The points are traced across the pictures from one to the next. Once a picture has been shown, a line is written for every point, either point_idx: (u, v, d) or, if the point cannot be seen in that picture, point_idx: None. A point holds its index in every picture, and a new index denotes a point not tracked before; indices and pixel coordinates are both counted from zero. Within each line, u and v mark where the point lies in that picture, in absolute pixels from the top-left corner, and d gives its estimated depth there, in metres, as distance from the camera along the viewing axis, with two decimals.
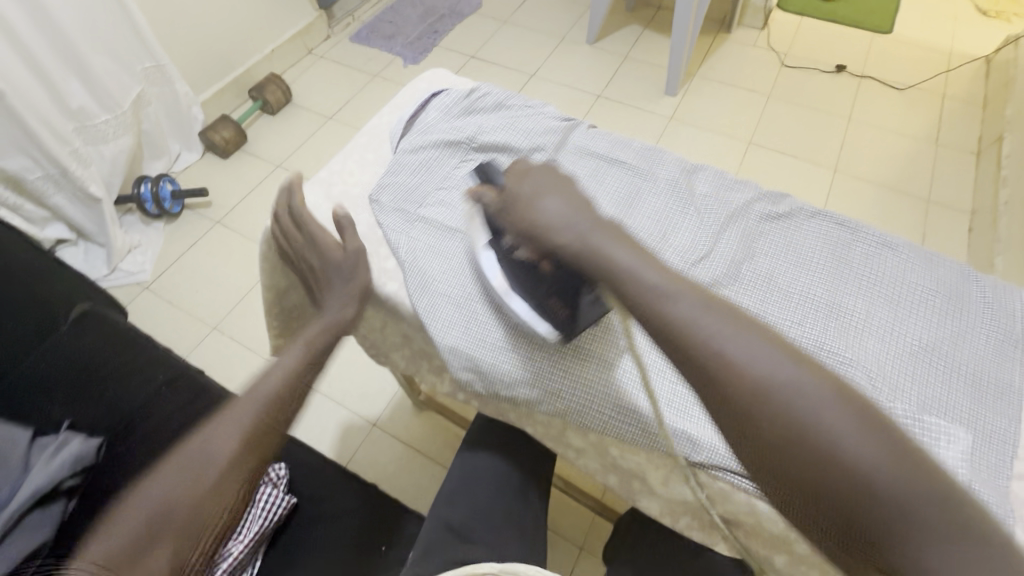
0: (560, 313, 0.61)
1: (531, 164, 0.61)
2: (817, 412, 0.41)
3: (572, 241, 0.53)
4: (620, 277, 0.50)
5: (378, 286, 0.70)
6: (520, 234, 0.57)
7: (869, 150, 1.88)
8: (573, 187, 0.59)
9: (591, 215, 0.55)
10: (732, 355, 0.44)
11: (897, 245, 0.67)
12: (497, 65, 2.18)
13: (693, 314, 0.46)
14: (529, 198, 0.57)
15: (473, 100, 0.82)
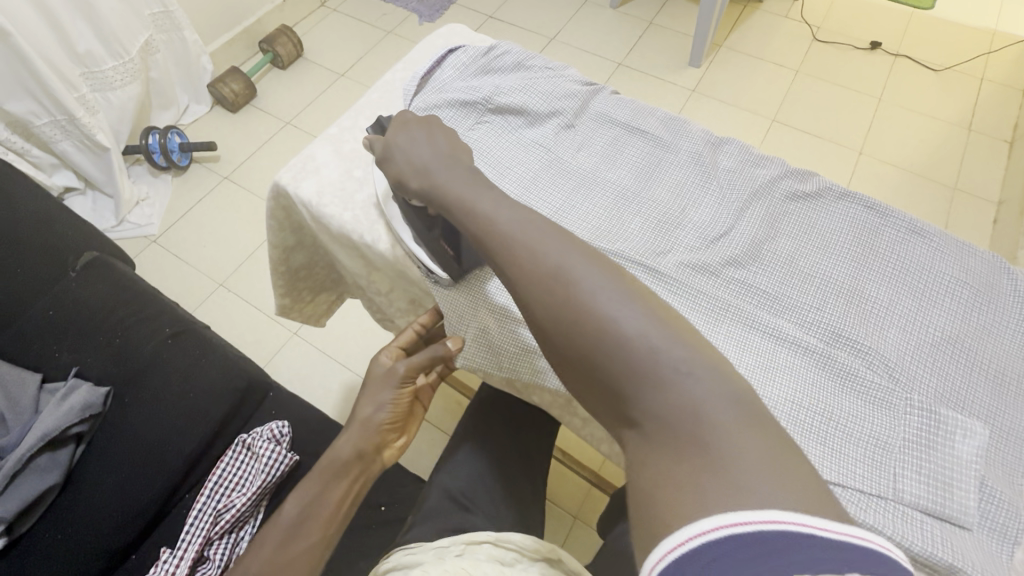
0: (448, 254, 0.62)
1: (412, 116, 0.64)
2: (602, 301, 0.44)
3: (430, 183, 0.58)
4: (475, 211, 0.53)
5: (385, 248, 0.68)
6: (396, 170, 0.61)
7: (898, 133, 1.81)
8: (445, 134, 0.62)
9: (451, 159, 0.59)
10: (548, 260, 0.47)
11: (928, 231, 0.64)
12: (516, 27, 2.10)
13: (518, 228, 0.50)
14: (400, 148, 0.62)
15: (491, 58, 0.78)
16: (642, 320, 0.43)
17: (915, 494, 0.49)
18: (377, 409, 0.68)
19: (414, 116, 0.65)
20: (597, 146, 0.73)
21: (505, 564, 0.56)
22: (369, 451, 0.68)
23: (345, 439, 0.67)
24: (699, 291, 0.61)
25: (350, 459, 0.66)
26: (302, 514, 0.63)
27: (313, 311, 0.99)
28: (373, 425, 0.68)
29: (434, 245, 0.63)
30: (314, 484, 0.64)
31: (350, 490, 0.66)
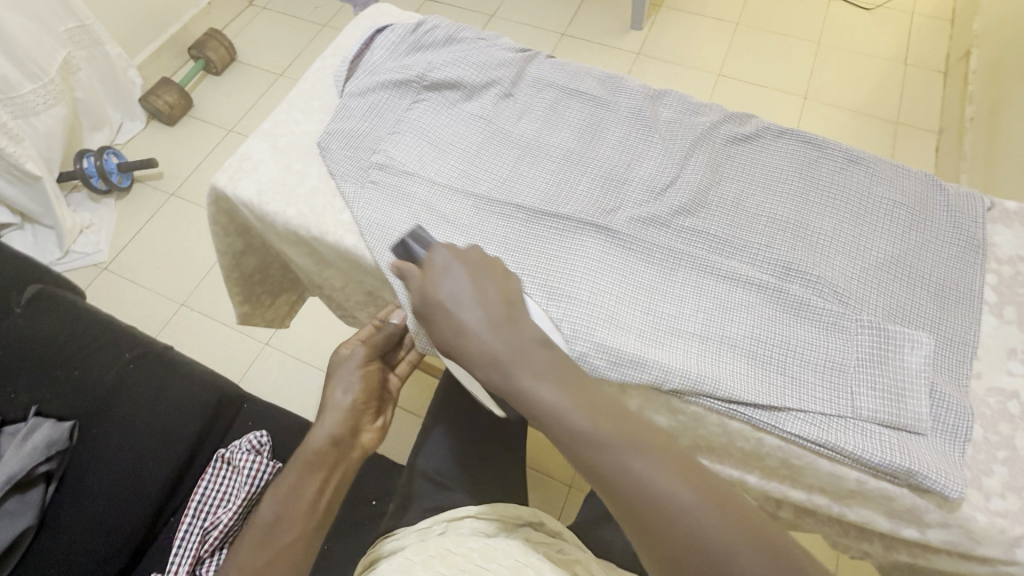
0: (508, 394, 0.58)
1: (449, 256, 0.56)
2: (676, 505, 0.45)
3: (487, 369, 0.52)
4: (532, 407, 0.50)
5: (334, 239, 0.66)
6: (444, 337, 0.54)
7: (840, 75, 1.85)
8: (499, 288, 0.55)
9: (510, 337, 0.52)
10: (611, 460, 0.47)
11: (864, 158, 0.66)
12: (454, 7, 2.06)
13: (573, 417, 0.49)
14: (447, 306, 0.54)
15: (421, 34, 0.76)
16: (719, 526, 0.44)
17: (872, 409, 0.51)
18: (344, 392, 0.68)
19: (455, 254, 0.56)
20: (537, 112, 0.72)
21: (488, 536, 0.58)
22: (343, 438, 0.66)
23: (318, 430, 0.65)
24: (652, 243, 0.62)
25: (324, 449, 0.65)
26: (281, 513, 0.62)
27: (275, 317, 0.97)
28: (342, 408, 0.67)
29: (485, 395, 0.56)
30: (290, 476, 0.63)
31: (329, 482, 0.65)
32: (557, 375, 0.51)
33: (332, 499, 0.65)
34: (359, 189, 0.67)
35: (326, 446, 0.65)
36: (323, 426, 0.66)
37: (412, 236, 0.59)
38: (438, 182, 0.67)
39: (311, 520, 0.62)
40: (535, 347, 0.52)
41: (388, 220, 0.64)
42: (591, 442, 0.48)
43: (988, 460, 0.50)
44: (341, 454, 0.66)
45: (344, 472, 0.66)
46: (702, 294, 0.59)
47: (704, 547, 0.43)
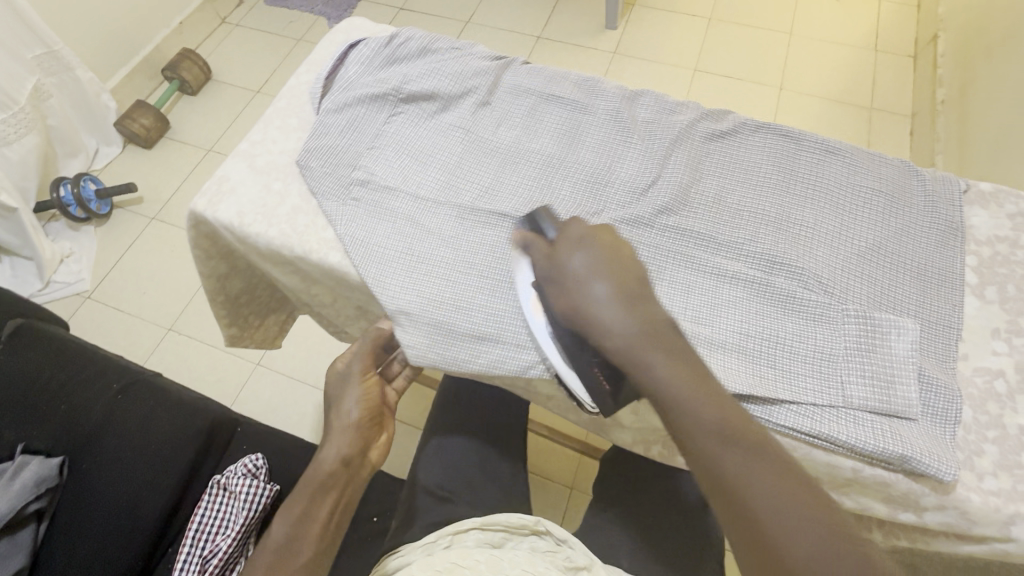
0: (603, 385, 0.54)
1: (583, 231, 0.56)
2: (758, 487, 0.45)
3: (617, 339, 0.52)
4: (651, 380, 0.50)
5: (318, 258, 0.65)
6: (566, 310, 0.54)
7: (813, 64, 1.87)
8: (626, 266, 0.55)
9: (641, 314, 0.53)
10: (702, 429, 0.48)
11: (840, 148, 0.67)
12: (428, 15, 2.06)
13: (670, 387, 0.50)
14: (579, 278, 0.54)
15: (395, 47, 0.76)
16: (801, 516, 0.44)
17: (863, 397, 0.52)
18: (351, 410, 0.67)
19: (591, 230, 0.57)
20: (516, 119, 0.72)
21: (494, 546, 0.58)
22: (353, 457, 0.67)
23: (328, 449, 0.66)
24: (638, 243, 0.62)
25: (334, 468, 0.65)
26: (293, 533, 0.62)
27: (264, 337, 0.96)
28: (349, 426, 0.67)
29: (585, 370, 0.54)
30: (302, 497, 0.64)
31: (340, 500, 0.65)
32: (682, 359, 0.51)
33: (341, 519, 0.65)
34: (341, 205, 0.67)
35: (338, 465, 0.65)
36: (334, 443, 0.66)
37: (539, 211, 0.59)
38: (421, 196, 0.67)
39: (323, 541, 0.63)
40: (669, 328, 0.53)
41: (372, 236, 0.64)
42: (686, 414, 0.49)
43: (978, 440, 0.51)
44: (352, 472, 0.66)
45: (353, 491, 0.67)
46: (690, 292, 0.59)
47: (783, 526, 0.44)
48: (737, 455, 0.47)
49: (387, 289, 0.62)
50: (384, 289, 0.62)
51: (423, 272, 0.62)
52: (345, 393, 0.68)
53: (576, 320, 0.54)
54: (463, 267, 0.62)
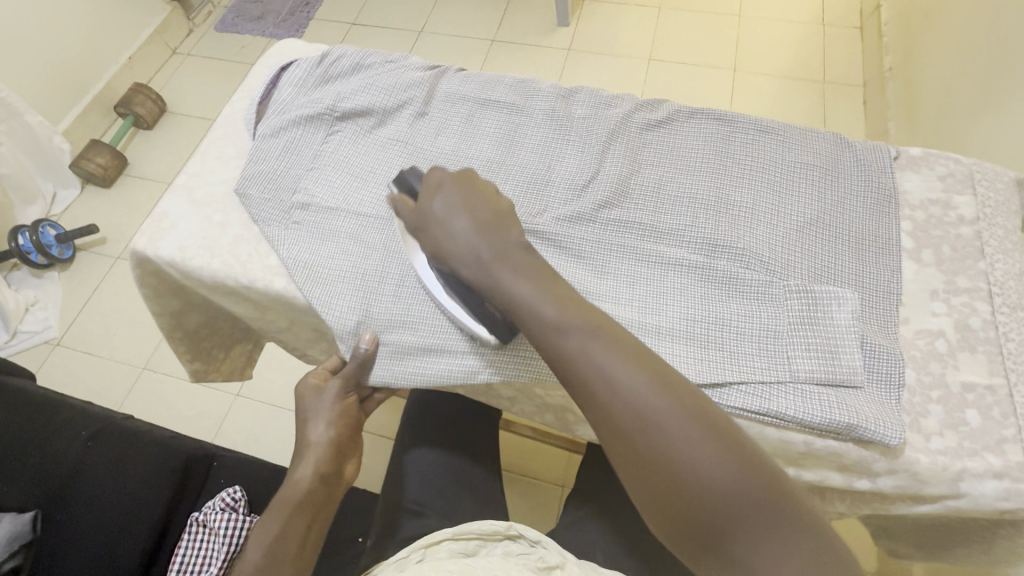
0: (497, 317, 0.57)
1: (442, 174, 0.59)
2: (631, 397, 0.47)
3: (473, 266, 0.55)
4: (510, 298, 0.52)
5: (264, 284, 0.64)
6: (434, 252, 0.57)
7: (764, 43, 1.90)
8: (484, 198, 0.58)
9: (496, 238, 0.55)
10: (573, 354, 0.49)
11: (773, 127, 0.67)
12: (380, 28, 2.04)
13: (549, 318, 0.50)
14: (440, 218, 0.57)
15: (327, 66, 0.76)
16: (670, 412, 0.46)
17: (809, 371, 0.53)
18: (325, 427, 0.64)
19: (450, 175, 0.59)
20: (454, 127, 0.72)
21: (467, 555, 0.56)
22: (329, 475, 0.65)
23: (303, 469, 0.64)
24: (581, 239, 0.62)
25: (310, 488, 0.63)
26: (271, 555, 0.59)
27: (231, 368, 0.94)
28: (323, 444, 0.64)
29: (474, 305, 0.57)
30: (277, 520, 0.61)
31: (316, 520, 0.63)
32: (561, 294, 0.52)
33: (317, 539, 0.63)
34: (283, 230, 0.66)
35: (314, 484, 0.64)
36: (308, 459, 0.64)
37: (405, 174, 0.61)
38: (363, 213, 0.66)
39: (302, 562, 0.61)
40: (521, 250, 0.55)
41: (315, 258, 0.64)
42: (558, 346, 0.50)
43: (923, 401, 0.52)
44: (328, 490, 0.65)
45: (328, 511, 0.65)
46: (635, 283, 0.59)
47: (650, 425, 0.46)
48: (643, 395, 0.47)
49: (332, 310, 0.62)
50: (329, 311, 0.62)
51: (370, 289, 0.62)
52: (318, 410, 0.64)
53: (444, 261, 0.57)
54: (410, 281, 0.62)
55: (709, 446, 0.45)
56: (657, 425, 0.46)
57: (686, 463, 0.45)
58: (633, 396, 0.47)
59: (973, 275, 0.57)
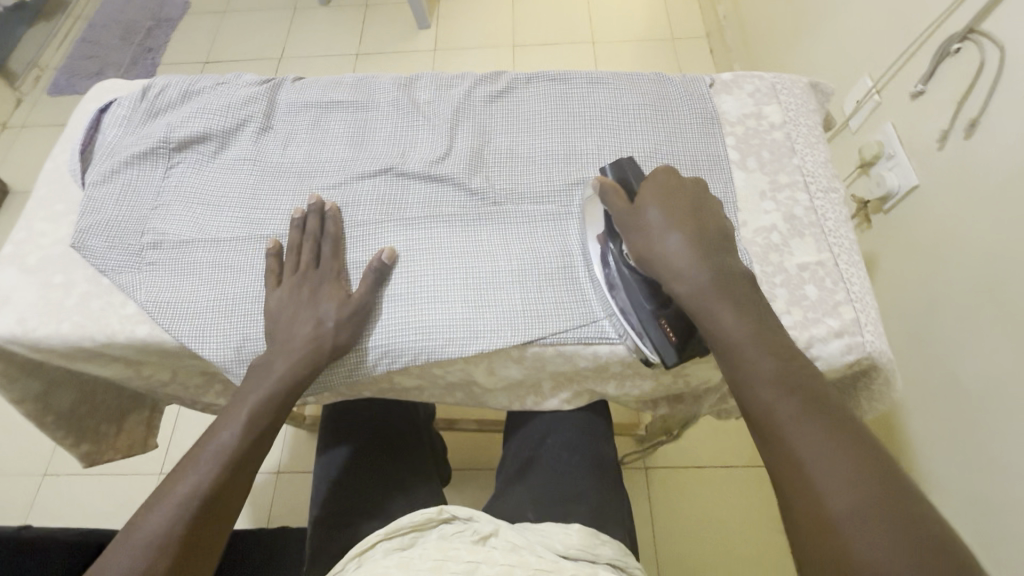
0: (670, 338, 0.53)
1: (669, 185, 0.55)
2: (802, 433, 0.42)
3: (690, 282, 0.49)
4: (711, 308, 0.48)
5: (123, 338, 0.59)
6: (640, 251, 0.53)
7: (614, 13, 2.01)
8: (708, 221, 0.53)
9: (716, 261, 0.50)
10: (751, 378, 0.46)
11: (603, 78, 0.72)
12: (237, 61, 1.95)
13: (732, 335, 0.47)
14: (653, 227, 0.52)
15: (152, 99, 0.72)
16: (834, 459, 0.40)
17: None
18: (303, 331, 0.56)
19: (674, 185, 0.55)
20: (301, 135, 0.71)
21: (404, 548, 0.55)
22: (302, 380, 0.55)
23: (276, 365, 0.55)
24: (446, 215, 0.63)
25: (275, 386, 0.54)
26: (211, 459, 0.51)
27: (129, 442, 0.86)
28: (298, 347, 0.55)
29: (653, 323, 0.53)
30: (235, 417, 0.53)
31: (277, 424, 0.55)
32: (752, 319, 0.48)
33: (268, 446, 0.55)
34: (137, 274, 0.62)
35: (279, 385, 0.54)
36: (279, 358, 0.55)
37: (622, 179, 0.58)
38: (221, 239, 0.63)
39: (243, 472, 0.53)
40: (745, 281, 0.50)
41: (179, 295, 0.60)
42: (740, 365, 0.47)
43: (771, 288, 0.57)
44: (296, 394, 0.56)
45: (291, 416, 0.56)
46: (507, 245, 0.61)
47: (807, 458, 0.41)
48: (819, 435, 0.41)
49: (206, 344, 0.58)
50: (204, 346, 0.58)
51: (243, 313, 0.59)
52: (295, 318, 0.57)
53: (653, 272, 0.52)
54: None
55: (894, 531, 0.36)
56: (820, 475, 0.40)
57: (843, 523, 0.37)
58: (804, 443, 0.41)
59: (791, 171, 0.64)
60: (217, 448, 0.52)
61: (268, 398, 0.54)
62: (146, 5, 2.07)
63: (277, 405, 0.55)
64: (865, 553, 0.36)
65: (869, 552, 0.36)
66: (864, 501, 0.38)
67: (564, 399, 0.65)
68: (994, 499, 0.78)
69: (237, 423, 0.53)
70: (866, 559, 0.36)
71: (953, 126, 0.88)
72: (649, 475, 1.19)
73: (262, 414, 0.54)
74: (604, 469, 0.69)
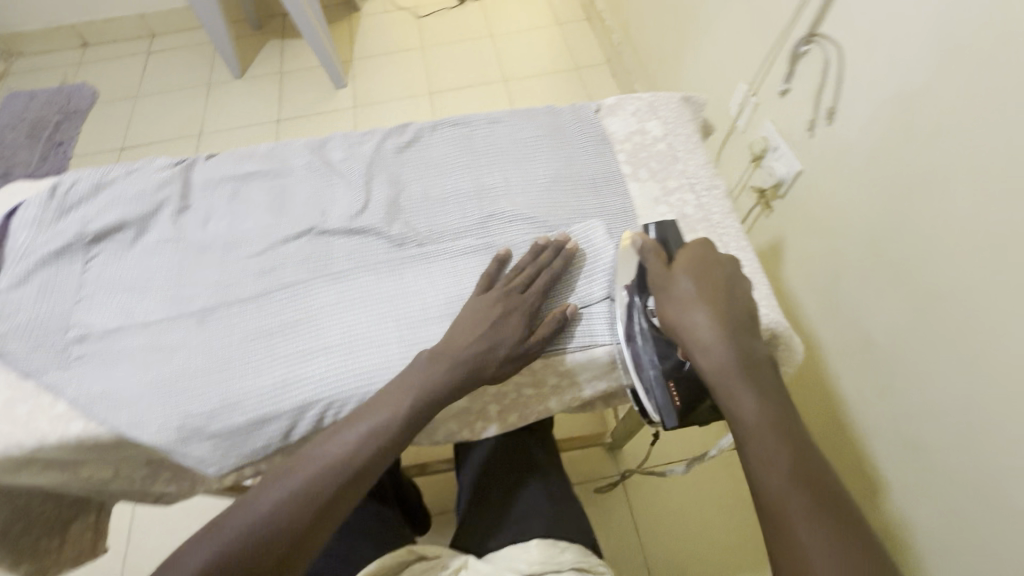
0: (674, 404, 0.56)
1: (704, 262, 0.57)
2: (810, 528, 0.43)
3: (715, 360, 0.51)
4: (730, 385, 0.50)
5: (56, 438, 0.58)
6: (667, 319, 0.55)
7: (520, 52, 2.15)
8: (738, 305, 0.55)
9: (744, 344, 0.52)
10: (767, 460, 0.47)
11: (502, 117, 0.79)
12: (155, 142, 1.93)
13: (757, 413, 0.49)
14: (683, 298, 0.55)
15: (61, 195, 0.72)
16: (835, 556, 0.42)
17: (589, 291, 0.63)
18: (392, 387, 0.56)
19: (708, 264, 0.57)
20: (221, 209, 0.73)
21: None
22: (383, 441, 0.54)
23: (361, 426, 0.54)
24: (373, 262, 0.66)
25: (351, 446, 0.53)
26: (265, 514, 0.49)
27: (76, 551, 0.81)
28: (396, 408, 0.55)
29: (662, 386, 0.56)
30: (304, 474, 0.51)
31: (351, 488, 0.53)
32: (775, 401, 0.50)
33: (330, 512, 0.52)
34: (64, 372, 0.61)
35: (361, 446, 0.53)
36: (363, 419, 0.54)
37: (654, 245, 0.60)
38: (151, 321, 0.64)
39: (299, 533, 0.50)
40: (766, 366, 0.52)
41: (111, 384, 0.59)
42: (760, 444, 0.48)
43: None
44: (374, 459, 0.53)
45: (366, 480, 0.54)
46: (434, 281, 0.65)
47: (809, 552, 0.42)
48: (823, 534, 0.43)
49: (145, 428, 0.58)
50: (143, 431, 0.58)
51: (182, 389, 0.59)
52: None
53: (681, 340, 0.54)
54: (221, 364, 0.60)
55: None
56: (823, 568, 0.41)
57: None
58: (814, 535, 0.43)
59: (678, 176, 0.72)
60: (270, 505, 0.50)
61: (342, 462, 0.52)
62: (51, 99, 2.03)
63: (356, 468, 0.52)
64: None
65: None
66: None
67: (514, 420, 0.68)
68: (917, 436, 0.86)
69: (299, 483, 0.51)
70: None
71: (817, 116, 1.00)
72: (627, 481, 1.21)
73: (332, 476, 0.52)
74: (554, 483, 0.71)
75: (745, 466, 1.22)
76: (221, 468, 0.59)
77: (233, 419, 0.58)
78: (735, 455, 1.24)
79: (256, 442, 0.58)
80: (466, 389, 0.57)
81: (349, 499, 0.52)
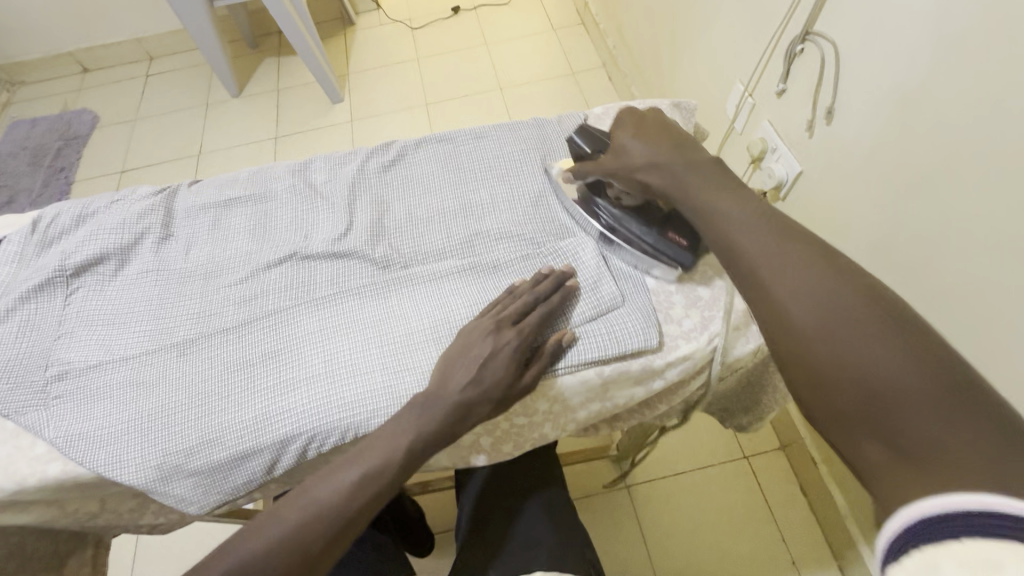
0: (681, 243, 0.60)
1: (631, 120, 0.59)
2: (790, 286, 0.40)
3: (673, 183, 0.52)
4: (699, 203, 0.50)
5: (36, 481, 0.56)
6: (628, 186, 0.59)
7: (515, 59, 2.13)
8: (669, 131, 0.57)
9: (689, 162, 0.53)
10: (741, 241, 0.45)
11: (486, 131, 0.77)
12: (156, 164, 1.94)
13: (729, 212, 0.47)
14: (628, 152, 0.57)
15: (43, 229, 0.71)
16: (828, 303, 0.38)
17: (581, 314, 0.60)
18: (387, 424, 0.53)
19: (638, 118, 0.59)
20: (203, 237, 0.71)
21: None
22: (375, 483, 0.50)
23: (352, 469, 0.51)
24: (357, 286, 0.65)
25: (340, 489, 0.50)
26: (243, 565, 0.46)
27: None
28: (389, 447, 0.52)
29: (662, 241, 0.60)
30: (289, 520, 0.48)
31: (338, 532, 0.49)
32: (730, 191, 0.49)
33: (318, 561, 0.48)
34: (43, 411, 0.59)
35: (349, 488, 0.50)
36: (355, 459, 0.51)
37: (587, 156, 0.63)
38: (132, 355, 0.62)
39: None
40: (713, 166, 0.52)
41: (90, 423, 0.58)
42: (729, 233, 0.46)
43: (667, 297, 0.63)
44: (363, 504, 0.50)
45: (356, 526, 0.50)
46: (419, 305, 0.62)
47: (807, 310, 0.39)
48: (812, 288, 0.39)
49: (125, 467, 0.56)
50: (123, 471, 0.56)
51: (163, 425, 0.58)
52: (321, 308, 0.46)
53: (698, 200, 0.50)
54: (202, 398, 0.59)
55: (892, 340, 0.35)
56: (822, 317, 0.38)
57: (854, 365, 0.36)
58: (808, 295, 0.39)
59: None
60: (249, 553, 0.46)
61: (329, 505, 0.49)
62: (53, 125, 2.05)
63: (344, 512, 0.49)
64: (863, 368, 0.35)
65: (883, 371, 0.34)
66: (865, 327, 0.36)
67: (508, 449, 0.64)
68: None
69: (282, 528, 0.48)
70: (882, 377, 0.34)
71: (815, 116, 0.97)
72: (635, 496, 1.18)
73: (319, 521, 0.48)
74: (556, 509, 0.68)
75: (756, 475, 1.19)
76: (203, 506, 0.57)
77: (215, 455, 0.56)
78: (746, 462, 1.21)
79: (238, 477, 0.56)
80: (457, 435, 0.54)
81: (329, 560, 0.49)
